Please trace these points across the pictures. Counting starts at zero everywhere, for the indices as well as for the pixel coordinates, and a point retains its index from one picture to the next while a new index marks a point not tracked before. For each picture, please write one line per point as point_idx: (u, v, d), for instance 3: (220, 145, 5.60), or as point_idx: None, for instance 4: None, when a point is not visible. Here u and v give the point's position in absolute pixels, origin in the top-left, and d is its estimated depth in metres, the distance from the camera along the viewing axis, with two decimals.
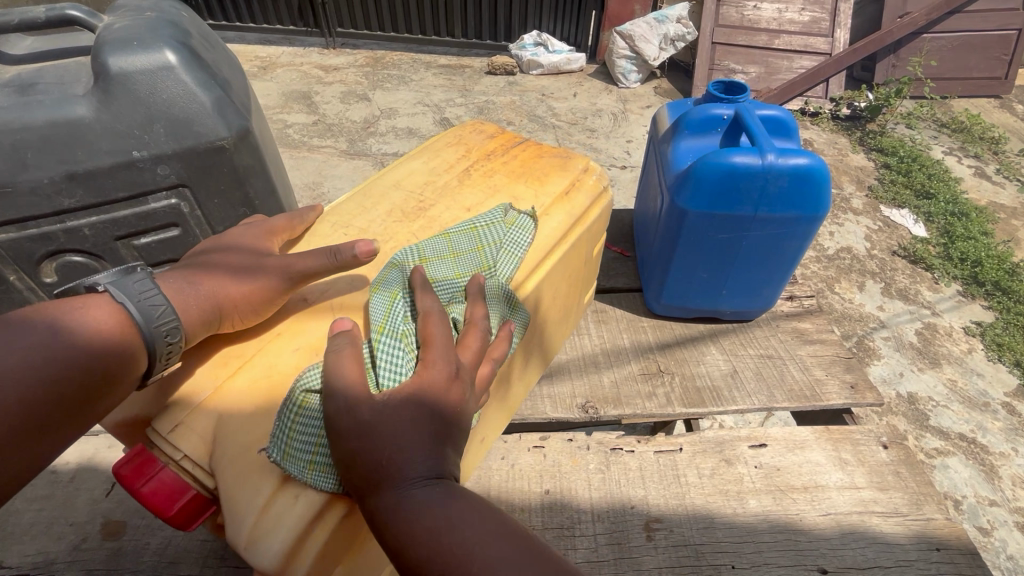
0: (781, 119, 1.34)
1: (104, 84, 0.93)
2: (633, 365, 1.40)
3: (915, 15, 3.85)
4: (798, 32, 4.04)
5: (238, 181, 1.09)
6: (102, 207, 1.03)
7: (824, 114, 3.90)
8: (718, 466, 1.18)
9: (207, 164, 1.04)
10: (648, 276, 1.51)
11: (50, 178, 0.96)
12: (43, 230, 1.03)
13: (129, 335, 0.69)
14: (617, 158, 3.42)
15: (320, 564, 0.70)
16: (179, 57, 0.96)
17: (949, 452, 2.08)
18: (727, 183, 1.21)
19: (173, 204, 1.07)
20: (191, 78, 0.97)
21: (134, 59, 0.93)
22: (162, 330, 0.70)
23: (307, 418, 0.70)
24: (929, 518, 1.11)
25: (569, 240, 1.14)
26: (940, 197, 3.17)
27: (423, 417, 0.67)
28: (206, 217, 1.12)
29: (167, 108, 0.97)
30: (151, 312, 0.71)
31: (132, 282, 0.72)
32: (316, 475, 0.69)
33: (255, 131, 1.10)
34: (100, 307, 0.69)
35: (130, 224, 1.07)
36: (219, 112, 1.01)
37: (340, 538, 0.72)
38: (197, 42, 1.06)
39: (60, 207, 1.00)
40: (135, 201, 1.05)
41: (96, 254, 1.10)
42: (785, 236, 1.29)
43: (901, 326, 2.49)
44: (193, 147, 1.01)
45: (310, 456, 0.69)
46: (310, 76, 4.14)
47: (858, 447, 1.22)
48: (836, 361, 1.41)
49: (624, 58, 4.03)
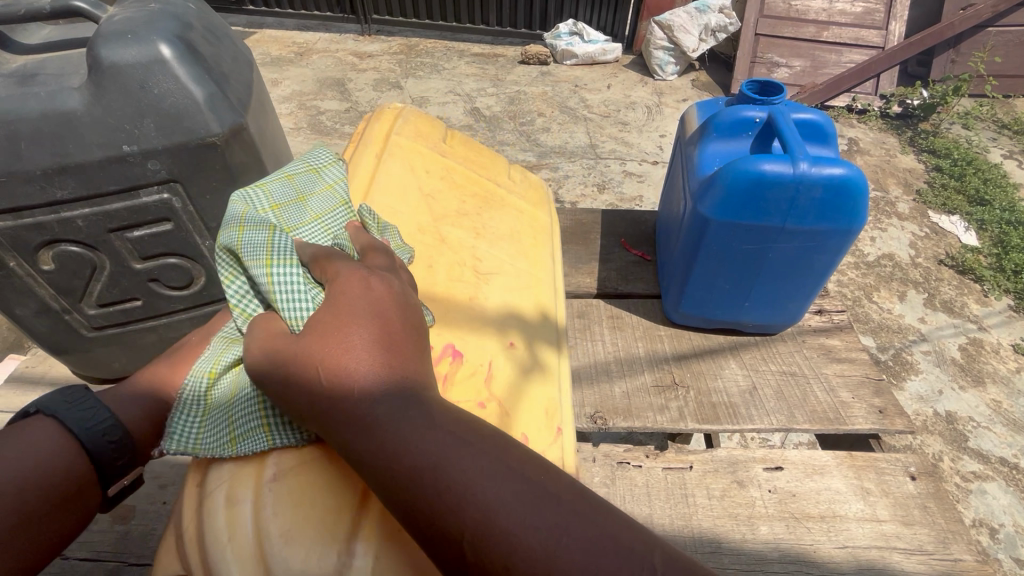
0: (817, 124, 1.25)
1: (96, 77, 0.93)
2: (646, 376, 1.35)
3: (980, 7, 3.60)
4: (849, 24, 3.83)
5: (232, 177, 1.11)
6: (92, 201, 1.06)
7: (872, 111, 3.69)
8: (729, 488, 1.14)
9: (197, 158, 1.06)
10: (667, 283, 1.44)
11: (42, 169, 0.99)
12: (38, 219, 1.06)
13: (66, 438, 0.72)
14: (648, 153, 3.32)
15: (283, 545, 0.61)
16: (173, 51, 0.96)
17: (988, 477, 1.95)
18: (754, 192, 1.14)
19: (164, 199, 1.10)
20: (184, 73, 0.97)
21: (125, 52, 0.93)
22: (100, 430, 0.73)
23: (212, 414, 0.71)
24: (957, 559, 1.03)
25: (392, 161, 1.17)
26: (995, 204, 2.97)
27: (351, 316, 0.63)
28: (196, 212, 1.13)
29: (157, 102, 0.97)
30: (86, 417, 0.73)
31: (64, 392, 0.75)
32: (239, 441, 0.67)
33: (250, 125, 1.12)
34: (37, 427, 0.71)
35: (121, 218, 1.10)
36: (211, 107, 1.02)
37: (286, 507, 0.63)
38: (198, 34, 1.05)
39: (53, 198, 1.03)
40: (125, 195, 1.07)
41: (91, 246, 1.13)
42: (815, 249, 1.21)
43: (943, 340, 2.35)
44: (183, 143, 1.03)
45: (228, 434, 0.68)
46: (345, 63, 4.16)
47: (883, 477, 1.15)
48: (864, 383, 1.33)
49: (662, 49, 3.90)
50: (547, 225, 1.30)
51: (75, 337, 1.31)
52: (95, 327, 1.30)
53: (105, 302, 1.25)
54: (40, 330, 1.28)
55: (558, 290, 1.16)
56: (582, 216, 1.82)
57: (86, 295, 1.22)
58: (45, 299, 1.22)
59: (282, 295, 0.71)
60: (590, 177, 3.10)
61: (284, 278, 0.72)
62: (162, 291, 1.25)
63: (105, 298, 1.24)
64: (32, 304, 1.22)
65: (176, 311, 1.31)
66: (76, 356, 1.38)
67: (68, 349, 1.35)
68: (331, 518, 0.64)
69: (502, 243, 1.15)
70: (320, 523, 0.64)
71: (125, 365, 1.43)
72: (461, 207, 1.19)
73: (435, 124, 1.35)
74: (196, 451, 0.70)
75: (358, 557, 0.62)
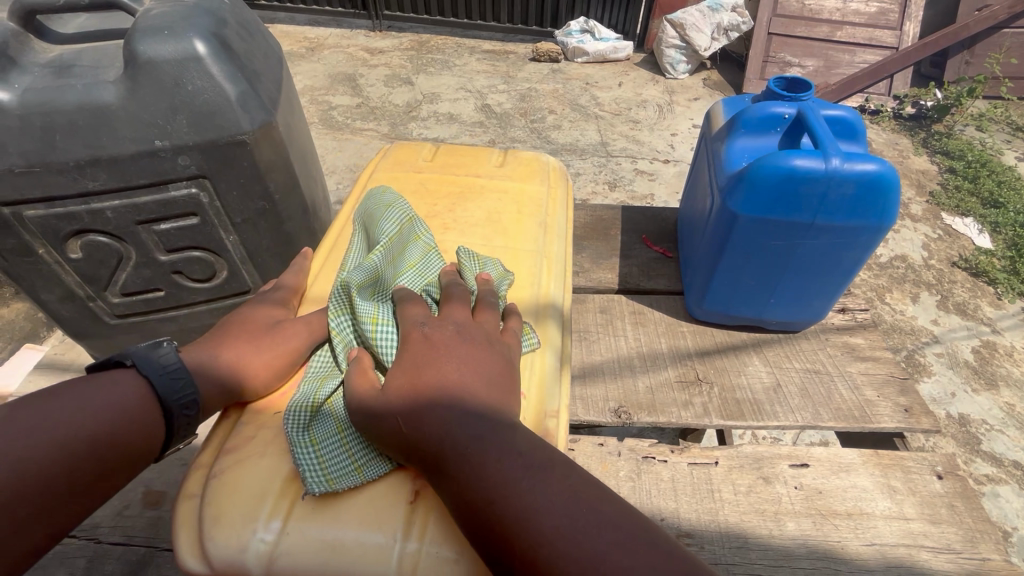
0: (847, 120, 1.25)
1: (131, 71, 0.87)
2: (670, 372, 1.36)
3: (996, 8, 3.57)
4: (864, 24, 3.80)
5: (259, 176, 1.03)
6: (123, 192, 0.97)
7: (886, 112, 3.66)
8: (755, 484, 1.14)
9: (226, 157, 0.98)
10: (691, 278, 1.44)
11: (76, 162, 0.91)
12: (68, 209, 0.97)
13: (155, 404, 0.73)
14: (659, 152, 3.31)
15: (237, 514, 0.71)
16: (209, 48, 0.90)
17: (1001, 480, 1.94)
18: (785, 188, 1.14)
19: (193, 193, 1.01)
20: (219, 70, 0.91)
21: (161, 48, 0.87)
22: (181, 403, 0.74)
23: (323, 442, 0.74)
24: (984, 558, 1.03)
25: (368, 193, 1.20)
26: (1009, 207, 2.95)
27: (432, 362, 0.73)
28: (225, 209, 1.05)
29: (190, 100, 0.91)
30: (175, 385, 0.74)
31: (158, 354, 0.76)
32: (366, 468, 0.73)
33: (280, 125, 1.05)
34: (125, 382, 0.73)
35: (151, 210, 1.01)
36: (243, 105, 0.95)
37: (231, 484, 0.73)
38: (233, 31, 0.99)
39: (84, 189, 0.95)
40: (155, 188, 0.99)
41: (120, 236, 1.03)
42: (845, 247, 1.21)
43: (956, 342, 2.34)
44: (214, 141, 0.96)
45: (354, 462, 0.73)
46: (356, 59, 4.17)
47: (910, 476, 1.15)
48: (889, 382, 1.33)
49: (674, 48, 3.88)
50: (538, 197, 1.23)
51: (95, 331, 1.19)
52: (119, 319, 1.18)
53: (130, 293, 1.13)
54: (61, 319, 1.16)
55: (548, 260, 1.11)
56: (602, 212, 1.82)
57: (110, 285, 1.11)
58: (69, 287, 1.10)
59: (381, 353, 0.81)
60: (602, 175, 3.10)
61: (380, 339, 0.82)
62: (187, 283, 1.14)
63: (130, 288, 1.12)
64: (57, 291, 1.10)
65: (200, 304, 1.20)
66: (94, 348, 1.25)
67: (87, 341, 1.22)
68: (258, 500, 0.72)
69: (476, 229, 1.13)
70: (249, 505, 0.71)
71: None
72: (446, 209, 1.17)
73: (417, 143, 1.35)
74: (330, 482, 0.72)
75: (276, 532, 0.70)
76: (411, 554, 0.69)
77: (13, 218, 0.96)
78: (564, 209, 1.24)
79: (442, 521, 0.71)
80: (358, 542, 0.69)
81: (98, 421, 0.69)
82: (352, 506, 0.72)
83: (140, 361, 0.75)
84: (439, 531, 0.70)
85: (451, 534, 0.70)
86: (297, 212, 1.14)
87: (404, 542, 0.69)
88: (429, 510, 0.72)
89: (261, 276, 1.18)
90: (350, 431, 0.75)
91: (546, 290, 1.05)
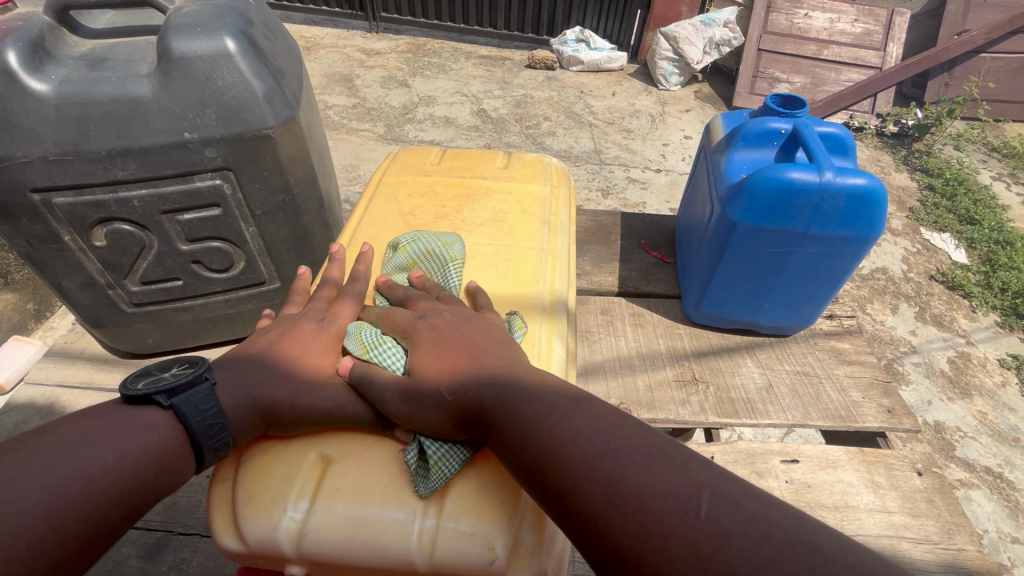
0: (840, 137, 1.32)
1: (165, 66, 0.90)
2: (668, 371, 1.42)
3: (974, 33, 3.75)
4: (849, 44, 3.95)
5: (280, 169, 1.06)
6: (151, 182, 1.00)
7: (869, 129, 3.80)
8: (748, 477, 1.21)
9: (251, 150, 1.02)
10: (688, 283, 1.51)
11: (108, 152, 0.94)
12: (97, 198, 0.99)
13: (189, 449, 0.69)
14: (652, 161, 3.40)
15: (268, 497, 0.71)
16: (238, 45, 0.93)
17: (974, 485, 2.03)
18: (781, 198, 1.21)
19: (217, 185, 1.04)
20: (248, 66, 0.95)
21: (194, 44, 0.90)
22: (215, 446, 0.71)
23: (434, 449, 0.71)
24: (960, 549, 1.09)
25: (376, 198, 1.20)
26: (985, 223, 3.08)
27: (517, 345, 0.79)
28: (246, 201, 1.08)
29: (219, 95, 0.94)
30: (210, 430, 0.70)
31: (197, 391, 0.71)
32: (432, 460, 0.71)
33: (302, 121, 1.08)
34: (162, 424, 0.68)
35: (177, 200, 1.03)
36: (269, 101, 0.99)
37: (258, 473, 0.73)
38: (259, 30, 1.03)
39: (114, 177, 0.97)
40: (182, 179, 1.01)
41: (144, 225, 1.05)
42: (834, 255, 1.29)
43: (933, 352, 2.45)
44: (240, 134, 0.99)
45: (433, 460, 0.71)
46: (352, 59, 4.20)
47: (892, 472, 1.22)
48: (873, 384, 1.40)
49: (667, 60, 3.99)
50: (542, 197, 1.22)
51: (110, 317, 1.20)
52: (136, 307, 1.19)
53: (149, 282, 1.15)
54: (78, 307, 1.16)
55: (552, 256, 1.09)
56: (603, 217, 1.88)
57: (130, 272, 1.12)
58: (90, 274, 1.10)
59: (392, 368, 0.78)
60: (595, 182, 3.17)
61: (444, 273, 0.96)
62: (205, 273, 1.16)
63: (149, 277, 1.14)
64: (78, 278, 1.10)
65: (217, 294, 1.22)
66: (107, 334, 1.25)
67: (101, 328, 1.23)
68: (286, 482, 0.71)
69: (481, 230, 1.12)
70: (278, 486, 0.71)
71: (158, 343, 1.30)
72: (454, 214, 1.15)
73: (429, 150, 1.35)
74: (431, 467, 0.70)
75: (305, 510, 0.70)
76: (430, 529, 0.69)
77: (42, 205, 0.97)
78: (567, 210, 1.24)
79: (457, 499, 0.71)
80: (380, 517, 0.69)
81: (119, 460, 0.64)
82: (374, 484, 0.72)
83: (181, 402, 0.70)
84: (455, 506, 0.70)
85: (466, 509, 0.70)
86: (314, 206, 1.17)
87: (423, 518, 0.69)
88: (444, 489, 0.71)
89: (276, 267, 1.21)
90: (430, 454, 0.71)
91: (552, 285, 1.03)
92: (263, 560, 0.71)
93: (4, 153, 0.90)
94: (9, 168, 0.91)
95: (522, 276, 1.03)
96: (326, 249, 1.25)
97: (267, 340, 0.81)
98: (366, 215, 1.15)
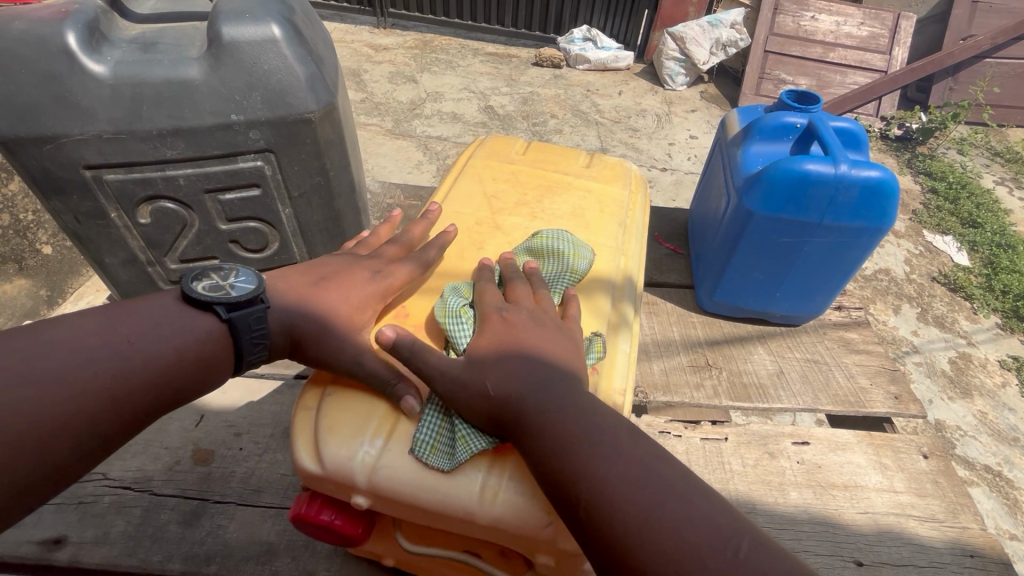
0: (852, 131, 1.37)
1: (215, 51, 0.94)
2: (682, 357, 1.47)
3: (979, 38, 3.79)
4: (855, 47, 3.99)
5: (318, 152, 1.10)
6: (196, 161, 1.04)
7: (873, 132, 3.85)
8: (762, 458, 1.25)
9: (292, 134, 1.06)
10: (703, 273, 1.56)
11: (158, 131, 0.98)
12: (145, 176, 1.03)
13: (230, 359, 0.79)
14: (658, 160, 3.44)
15: (346, 430, 0.77)
16: (283, 31, 0.97)
17: (974, 482, 2.07)
18: (796, 190, 1.25)
19: (259, 166, 1.08)
20: (291, 52, 0.98)
21: (243, 30, 0.94)
22: (252, 355, 0.81)
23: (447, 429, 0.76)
24: (964, 527, 1.14)
25: (464, 178, 1.25)
26: (986, 227, 3.13)
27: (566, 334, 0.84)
28: (285, 182, 1.12)
29: (265, 78, 0.98)
30: (254, 348, 0.81)
31: (253, 312, 0.80)
32: (435, 454, 0.75)
33: (338, 106, 1.12)
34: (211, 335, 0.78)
35: (219, 179, 1.08)
36: (311, 87, 1.02)
37: (340, 406, 0.79)
38: (299, 18, 1.06)
39: (162, 157, 1.01)
40: (226, 159, 1.05)
41: (187, 204, 1.09)
42: (850, 245, 1.33)
43: (934, 352, 2.49)
44: (283, 117, 1.03)
45: (434, 440, 0.75)
46: (360, 55, 4.23)
47: (899, 455, 1.27)
48: (881, 372, 1.45)
49: (673, 60, 4.03)
50: (622, 200, 1.27)
51: (148, 294, 1.24)
52: (172, 285, 1.23)
53: (187, 260, 1.19)
54: (118, 283, 1.20)
55: (625, 257, 1.15)
56: None
57: (170, 250, 1.16)
58: (133, 252, 1.14)
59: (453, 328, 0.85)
60: None
61: (458, 325, 0.84)
62: (241, 253, 1.21)
63: (188, 255, 1.18)
64: (121, 256, 1.15)
65: None
66: None
67: None
68: (365, 419, 0.78)
69: (562, 221, 1.16)
70: (358, 421, 0.78)
71: None
72: (534, 202, 1.20)
73: (516, 138, 1.40)
74: (432, 450, 0.75)
75: (380, 447, 0.76)
76: (491, 486, 0.74)
77: (92, 181, 1.02)
78: (642, 214, 1.29)
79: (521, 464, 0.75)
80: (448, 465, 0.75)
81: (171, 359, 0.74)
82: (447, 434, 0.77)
83: (237, 318, 0.79)
84: (517, 470, 0.75)
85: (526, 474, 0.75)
86: (347, 189, 1.21)
87: (486, 475, 0.74)
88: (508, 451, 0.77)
89: (309, 249, 1.25)
90: (442, 437, 0.76)
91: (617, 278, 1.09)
92: (333, 487, 0.77)
93: (60, 130, 0.94)
94: (64, 145, 0.96)
95: (591, 302, 1.01)
96: (357, 231, 1.29)
97: (310, 306, 0.85)
98: (450, 195, 1.20)
